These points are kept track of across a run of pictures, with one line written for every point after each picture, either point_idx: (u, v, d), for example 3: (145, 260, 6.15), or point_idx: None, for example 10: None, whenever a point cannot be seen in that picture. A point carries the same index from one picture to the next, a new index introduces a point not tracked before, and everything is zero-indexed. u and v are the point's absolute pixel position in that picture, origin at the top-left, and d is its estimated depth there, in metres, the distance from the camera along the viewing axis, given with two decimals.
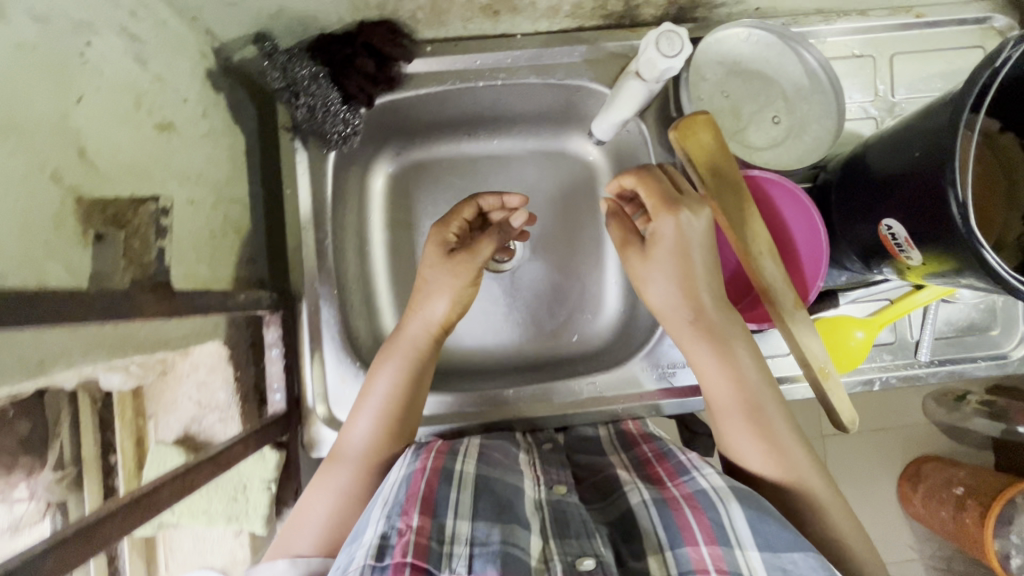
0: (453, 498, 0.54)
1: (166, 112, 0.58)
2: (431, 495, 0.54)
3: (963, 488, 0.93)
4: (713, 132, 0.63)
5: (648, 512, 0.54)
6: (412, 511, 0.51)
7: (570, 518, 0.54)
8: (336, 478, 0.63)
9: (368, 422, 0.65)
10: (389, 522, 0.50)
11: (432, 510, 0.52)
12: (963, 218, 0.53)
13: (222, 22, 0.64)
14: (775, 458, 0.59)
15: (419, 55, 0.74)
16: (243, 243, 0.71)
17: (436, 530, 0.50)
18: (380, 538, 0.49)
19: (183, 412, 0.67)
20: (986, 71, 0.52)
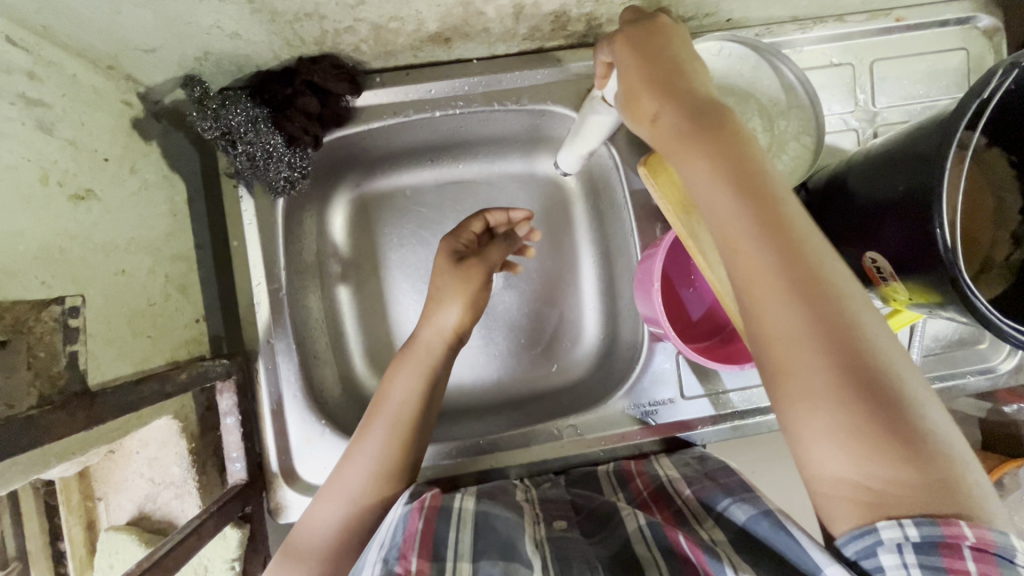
0: (453, 539, 0.50)
1: (82, 178, 0.53)
2: (430, 537, 0.50)
3: None
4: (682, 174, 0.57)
5: (646, 543, 0.52)
6: (409, 555, 0.48)
7: (570, 555, 0.51)
8: (334, 506, 0.61)
9: (383, 438, 0.63)
10: (387, 567, 0.47)
11: (434, 552, 0.49)
12: (950, 259, 0.49)
13: (145, 68, 0.58)
14: (843, 357, 0.40)
15: (369, 87, 0.68)
16: (190, 303, 0.66)
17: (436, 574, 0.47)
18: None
19: (135, 490, 0.64)
20: (974, 100, 0.48)
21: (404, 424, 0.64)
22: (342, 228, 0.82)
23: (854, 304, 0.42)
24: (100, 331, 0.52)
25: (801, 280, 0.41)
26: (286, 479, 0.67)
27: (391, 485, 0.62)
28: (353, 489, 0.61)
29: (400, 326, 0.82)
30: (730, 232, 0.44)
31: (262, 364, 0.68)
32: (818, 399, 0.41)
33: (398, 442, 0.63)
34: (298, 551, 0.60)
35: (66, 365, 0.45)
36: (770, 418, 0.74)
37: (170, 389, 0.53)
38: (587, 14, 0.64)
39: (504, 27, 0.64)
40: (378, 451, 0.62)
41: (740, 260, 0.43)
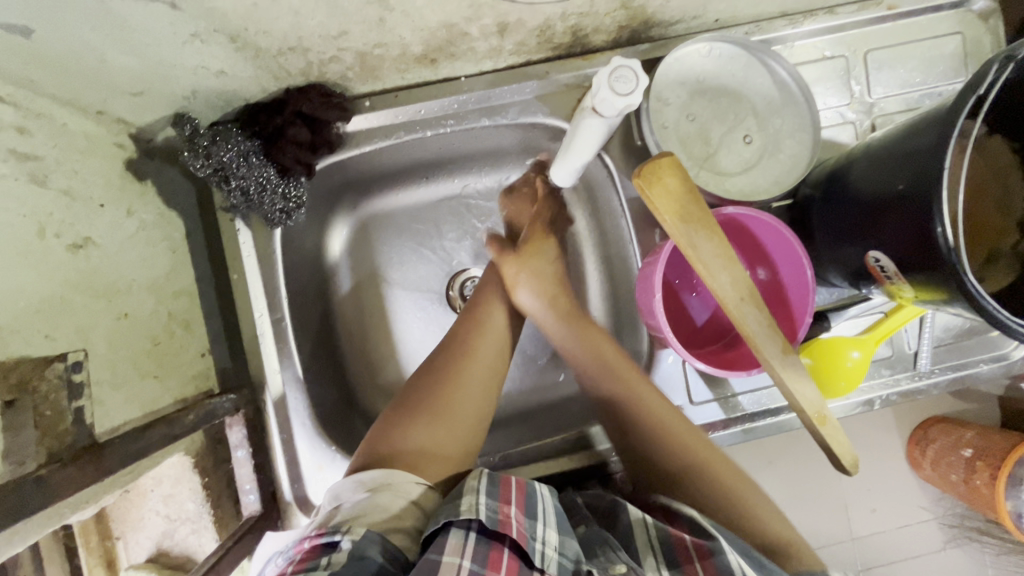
0: (543, 502, 0.51)
1: (80, 227, 0.53)
2: (525, 491, 0.51)
3: (971, 450, 0.87)
4: (681, 175, 0.56)
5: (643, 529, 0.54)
6: (511, 501, 0.49)
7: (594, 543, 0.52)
8: (449, 385, 0.65)
9: (496, 325, 0.71)
10: (491, 503, 0.48)
11: (529, 507, 0.50)
12: (953, 259, 0.49)
13: (134, 111, 0.58)
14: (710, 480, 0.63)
15: (359, 111, 0.68)
16: (194, 338, 0.66)
17: (531, 530, 0.48)
18: (485, 511, 0.47)
19: (152, 528, 0.64)
20: (971, 97, 0.47)
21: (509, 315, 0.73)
22: (340, 252, 0.82)
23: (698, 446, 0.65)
24: (105, 378, 0.52)
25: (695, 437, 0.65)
26: (299, 507, 0.67)
27: (497, 370, 0.68)
28: (464, 376, 0.66)
29: (404, 346, 0.83)
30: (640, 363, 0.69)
31: (269, 395, 0.68)
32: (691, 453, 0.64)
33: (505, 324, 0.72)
34: (416, 419, 0.62)
35: (73, 421, 0.46)
36: (783, 419, 0.73)
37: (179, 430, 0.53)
38: (572, 26, 0.64)
39: (490, 44, 0.63)
40: (487, 346, 0.69)
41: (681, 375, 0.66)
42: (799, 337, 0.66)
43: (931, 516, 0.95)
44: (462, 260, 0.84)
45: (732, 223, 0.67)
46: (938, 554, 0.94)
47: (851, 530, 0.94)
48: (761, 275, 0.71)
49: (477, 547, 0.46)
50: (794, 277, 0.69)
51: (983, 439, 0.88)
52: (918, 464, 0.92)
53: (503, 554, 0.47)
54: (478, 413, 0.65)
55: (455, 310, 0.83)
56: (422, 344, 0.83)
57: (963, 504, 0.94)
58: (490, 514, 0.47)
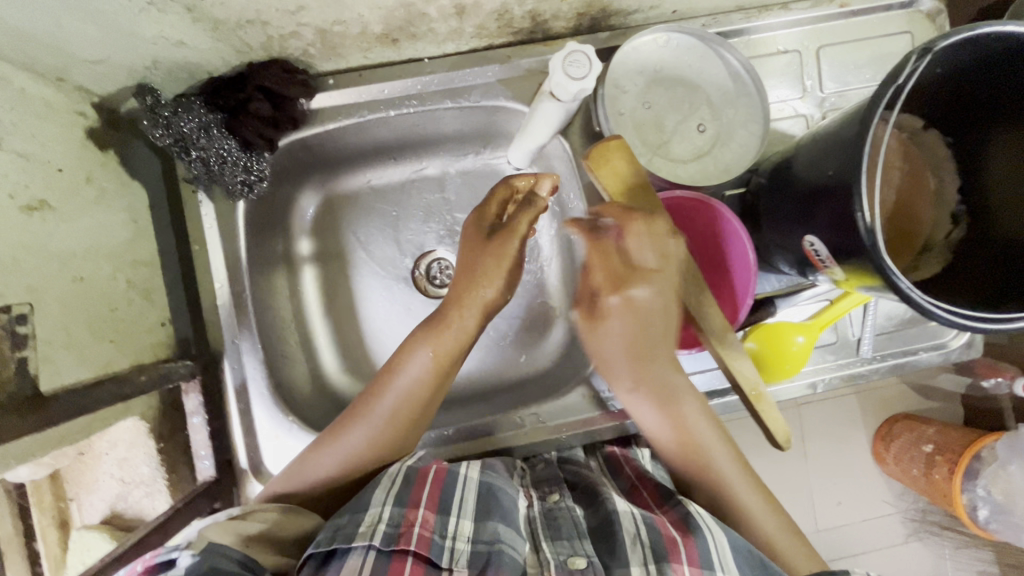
0: (458, 496, 0.56)
1: (35, 189, 0.54)
2: (437, 491, 0.56)
3: (932, 445, 0.91)
4: (626, 156, 0.62)
5: (631, 518, 0.56)
6: (418, 504, 0.54)
7: (561, 524, 0.57)
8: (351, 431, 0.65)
9: (414, 364, 0.67)
10: (396, 512, 0.53)
11: (441, 505, 0.54)
12: (871, 242, 0.51)
13: (95, 78, 0.59)
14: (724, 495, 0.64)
15: (322, 89, 0.70)
16: (154, 306, 0.68)
17: (438, 528, 0.52)
18: (387, 525, 0.51)
19: (106, 490, 0.66)
20: (890, 87, 0.49)
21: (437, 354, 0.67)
22: (307, 229, 0.83)
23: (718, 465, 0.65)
24: (58, 338, 0.53)
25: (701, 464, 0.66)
26: (255, 475, 0.69)
27: (412, 405, 0.66)
28: (353, 440, 0.64)
29: (369, 324, 0.84)
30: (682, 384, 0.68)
31: (228, 365, 0.70)
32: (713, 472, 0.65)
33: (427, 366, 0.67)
34: (304, 474, 0.64)
35: (16, 370, 0.48)
36: (732, 399, 0.76)
37: None
38: (530, 11, 0.66)
39: (449, 27, 0.65)
40: (382, 404, 0.65)
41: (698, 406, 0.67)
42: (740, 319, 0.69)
43: (894, 510, 0.99)
44: (428, 242, 0.85)
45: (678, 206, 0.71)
46: (900, 547, 0.98)
47: (817, 522, 0.97)
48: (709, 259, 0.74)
49: (378, 560, 0.49)
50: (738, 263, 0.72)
51: (944, 434, 0.92)
52: (882, 458, 0.97)
53: (406, 562, 0.50)
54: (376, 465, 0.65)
55: (420, 291, 0.85)
56: (387, 323, 0.84)
57: (924, 498, 0.98)
58: (388, 526, 0.51)
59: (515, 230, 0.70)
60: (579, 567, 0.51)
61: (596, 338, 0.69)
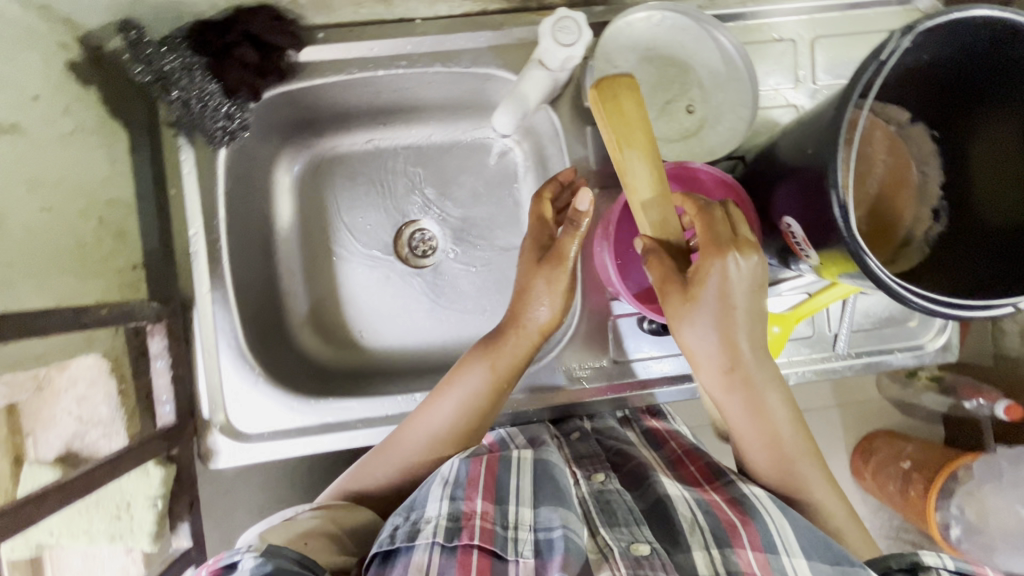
0: (513, 484, 0.56)
1: (6, 112, 0.54)
2: (492, 481, 0.57)
3: (910, 462, 0.95)
4: (638, 101, 0.57)
5: (685, 503, 0.57)
6: (475, 497, 0.55)
7: (615, 508, 0.58)
8: (410, 440, 0.67)
9: (473, 378, 0.69)
10: (452, 506, 0.54)
11: (496, 495, 0.55)
12: (846, 222, 0.51)
13: (80, 10, 0.59)
14: (795, 488, 0.62)
15: (310, 42, 0.69)
16: (125, 248, 0.67)
17: (499, 518, 0.54)
18: (447, 520, 0.53)
19: (64, 428, 0.64)
20: (873, 63, 0.48)
21: (496, 372, 0.69)
22: (291, 187, 0.82)
23: (799, 462, 0.63)
24: (17, 263, 0.53)
25: (779, 460, 0.62)
26: (217, 425, 0.68)
27: (470, 419, 0.68)
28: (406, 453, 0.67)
29: (347, 288, 0.84)
30: (769, 389, 0.61)
31: (197, 314, 0.69)
32: (791, 469, 0.62)
33: (484, 380, 0.69)
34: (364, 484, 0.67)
35: None
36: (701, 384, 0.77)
37: (86, 323, 0.53)
38: None
39: None
40: (438, 412, 0.67)
41: (781, 406, 0.62)
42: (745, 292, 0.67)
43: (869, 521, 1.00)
44: (411, 211, 0.85)
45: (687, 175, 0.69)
46: None
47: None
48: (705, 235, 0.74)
49: (442, 556, 0.51)
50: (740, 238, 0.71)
51: (923, 453, 0.96)
52: (862, 474, 1.01)
53: (471, 557, 0.51)
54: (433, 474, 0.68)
55: (400, 259, 0.84)
56: (366, 288, 0.84)
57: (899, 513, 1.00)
58: (449, 521, 0.53)
59: (564, 255, 0.69)
60: (643, 554, 0.51)
61: (686, 311, 0.57)
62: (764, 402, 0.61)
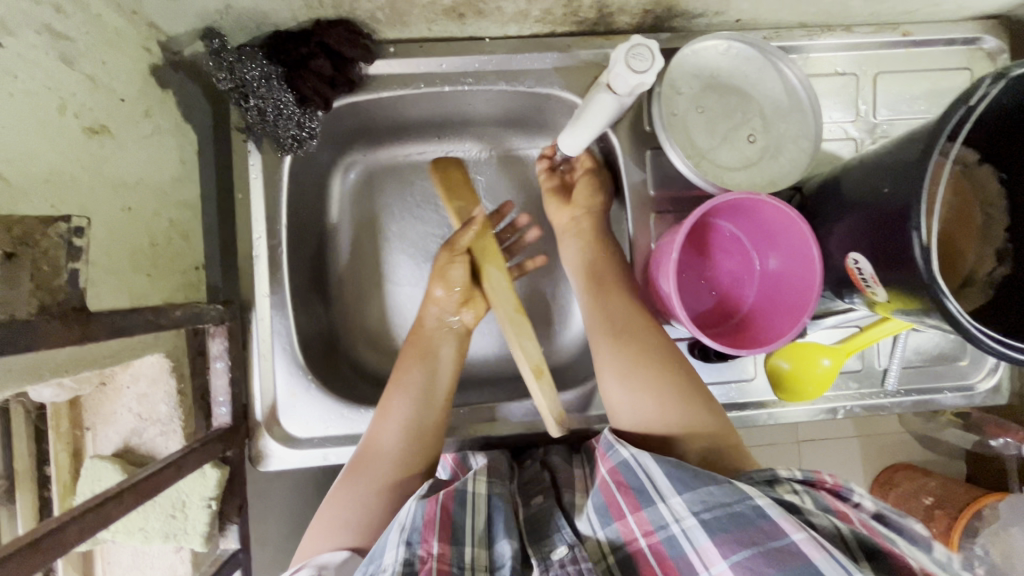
0: (468, 523, 0.55)
1: (98, 114, 0.55)
2: (448, 519, 0.54)
3: (931, 498, 0.97)
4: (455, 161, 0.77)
5: (585, 509, 0.59)
6: (431, 537, 0.53)
7: (542, 526, 0.59)
8: (366, 453, 0.66)
9: (414, 373, 0.70)
10: (410, 550, 0.52)
11: (451, 532, 0.53)
12: (926, 264, 0.51)
13: (167, 17, 0.60)
14: (721, 426, 0.63)
15: (382, 56, 0.70)
16: (189, 248, 0.68)
17: (454, 558, 0.52)
18: (402, 566, 0.50)
19: (123, 424, 0.66)
20: (961, 107, 0.49)
21: (423, 358, 0.71)
22: (345, 195, 0.84)
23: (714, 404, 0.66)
24: (103, 262, 0.54)
25: (697, 395, 0.65)
26: (268, 428, 0.69)
27: (408, 421, 0.67)
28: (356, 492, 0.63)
29: (393, 297, 0.84)
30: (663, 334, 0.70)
31: (256, 317, 0.70)
32: (708, 405, 0.65)
33: (422, 369, 0.70)
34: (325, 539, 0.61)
35: (68, 281, 0.43)
36: (746, 413, 0.77)
37: (164, 324, 0.54)
38: (598, 2, 0.66)
39: (516, 7, 0.66)
40: (392, 416, 0.67)
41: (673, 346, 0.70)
42: (793, 332, 0.65)
43: None
44: None
45: (742, 203, 0.66)
46: None
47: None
48: (769, 264, 0.72)
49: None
50: (796, 271, 0.68)
51: (944, 489, 0.97)
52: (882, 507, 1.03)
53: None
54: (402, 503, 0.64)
55: None
56: (411, 297, 0.85)
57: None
58: (404, 565, 0.50)
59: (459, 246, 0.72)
60: (562, 558, 0.53)
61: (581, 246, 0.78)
62: (658, 338, 0.69)
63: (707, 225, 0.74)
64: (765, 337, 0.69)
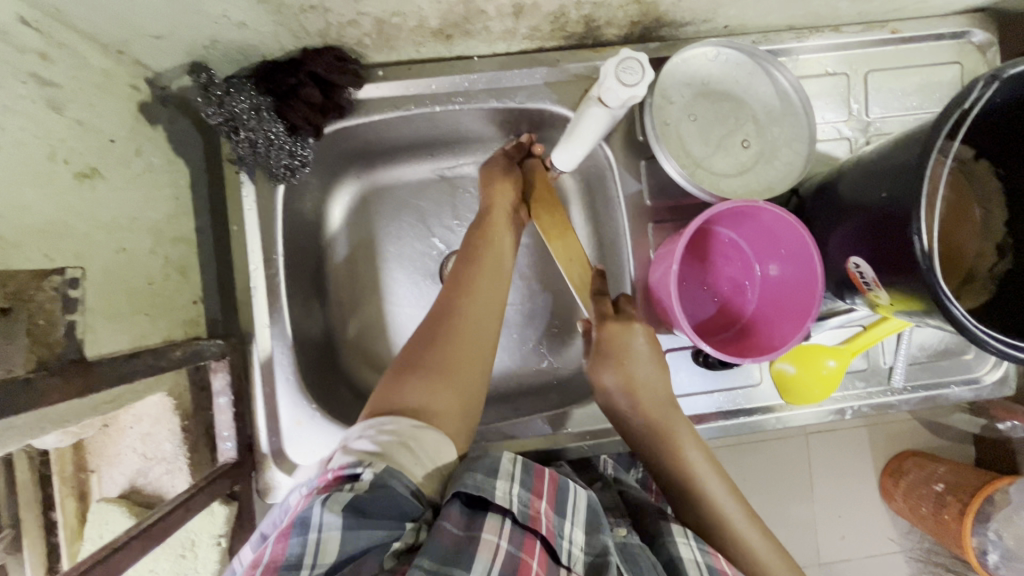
0: (575, 499, 0.52)
1: (89, 157, 0.54)
2: (557, 487, 0.52)
3: (943, 484, 0.96)
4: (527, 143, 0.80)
5: (694, 564, 0.54)
6: (541, 495, 0.50)
7: (641, 560, 0.52)
8: (461, 328, 0.65)
9: (488, 282, 0.68)
10: (524, 494, 0.49)
11: (559, 503, 0.51)
12: (928, 267, 0.50)
13: (154, 54, 0.59)
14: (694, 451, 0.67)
15: (371, 80, 0.70)
16: (187, 284, 0.69)
17: (558, 527, 0.49)
18: (517, 504, 0.48)
19: (128, 465, 0.67)
20: (956, 110, 0.48)
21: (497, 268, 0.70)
22: (341, 218, 0.83)
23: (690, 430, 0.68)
24: (100, 307, 0.54)
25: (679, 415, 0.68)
26: (275, 461, 0.68)
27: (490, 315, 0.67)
28: (439, 361, 0.62)
29: (394, 318, 0.84)
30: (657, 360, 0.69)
31: (256, 348, 0.70)
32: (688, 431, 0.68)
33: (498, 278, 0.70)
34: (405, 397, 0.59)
35: (65, 333, 0.44)
36: (754, 418, 0.77)
37: (164, 366, 0.54)
38: (585, 16, 0.66)
39: (504, 26, 0.65)
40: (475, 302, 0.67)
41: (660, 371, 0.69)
42: (796, 338, 0.64)
43: (900, 549, 1.05)
44: (457, 241, 0.85)
45: (744, 209, 0.65)
46: None
47: (819, 555, 1.03)
48: (770, 270, 0.71)
49: (513, 530, 0.47)
50: (799, 275, 0.67)
51: (955, 474, 0.96)
52: (891, 495, 1.01)
53: (536, 543, 0.48)
54: (480, 387, 0.64)
55: None
56: (412, 318, 0.84)
57: (929, 538, 1.04)
58: (521, 505, 0.48)
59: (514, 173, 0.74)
60: None
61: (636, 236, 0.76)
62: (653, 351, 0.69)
63: (707, 232, 0.73)
64: (769, 343, 0.69)
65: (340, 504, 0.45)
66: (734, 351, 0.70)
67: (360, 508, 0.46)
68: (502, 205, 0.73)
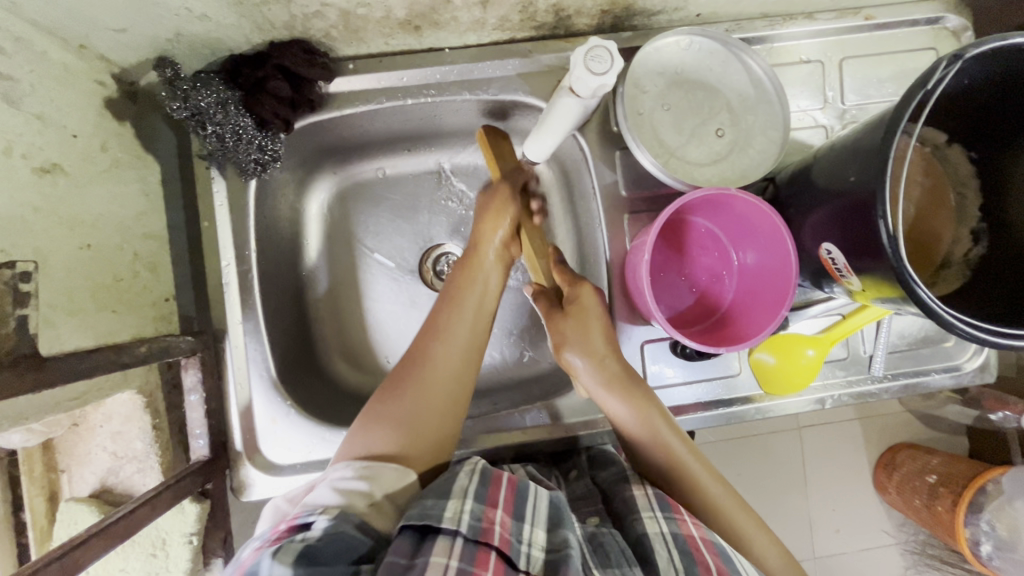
0: (532, 504, 0.51)
1: (49, 153, 0.54)
2: (513, 495, 0.52)
3: (935, 476, 0.95)
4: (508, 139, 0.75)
5: (659, 536, 0.55)
6: (497, 504, 0.50)
7: (609, 548, 0.52)
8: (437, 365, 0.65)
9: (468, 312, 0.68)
10: (476, 506, 0.49)
11: (516, 509, 0.50)
12: (893, 249, 0.50)
13: (117, 49, 0.59)
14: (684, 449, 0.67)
15: (341, 73, 0.69)
16: (158, 281, 0.68)
17: (516, 531, 0.48)
18: (467, 517, 0.48)
19: (98, 464, 0.68)
20: (919, 92, 0.48)
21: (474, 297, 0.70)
22: (318, 213, 0.82)
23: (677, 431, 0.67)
24: (60, 303, 0.54)
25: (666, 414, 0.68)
26: (249, 458, 0.68)
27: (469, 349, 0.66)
28: (407, 405, 0.62)
29: (373, 314, 0.83)
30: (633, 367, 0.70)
31: (228, 344, 0.69)
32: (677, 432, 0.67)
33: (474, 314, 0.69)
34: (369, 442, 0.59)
35: (16, 327, 0.42)
36: (734, 409, 0.76)
37: (127, 362, 0.53)
38: (554, 5, 0.66)
39: (472, 16, 0.65)
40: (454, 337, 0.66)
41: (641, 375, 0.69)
42: (770, 328, 0.64)
43: (894, 541, 1.04)
44: (435, 236, 0.84)
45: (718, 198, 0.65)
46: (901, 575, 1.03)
47: (815, 549, 1.02)
48: (747, 259, 0.71)
49: (465, 548, 0.46)
50: (773, 264, 0.67)
51: (947, 466, 0.96)
52: (885, 487, 1.01)
53: (491, 556, 0.46)
54: (452, 428, 0.63)
55: (425, 283, 0.84)
56: (391, 314, 0.84)
57: (924, 531, 1.03)
58: (472, 518, 0.48)
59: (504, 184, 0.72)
60: None
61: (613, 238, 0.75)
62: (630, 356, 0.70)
63: (684, 222, 0.73)
64: (746, 332, 0.69)
65: (290, 554, 0.45)
66: (712, 341, 0.70)
67: (313, 555, 0.46)
68: (490, 244, 0.72)
